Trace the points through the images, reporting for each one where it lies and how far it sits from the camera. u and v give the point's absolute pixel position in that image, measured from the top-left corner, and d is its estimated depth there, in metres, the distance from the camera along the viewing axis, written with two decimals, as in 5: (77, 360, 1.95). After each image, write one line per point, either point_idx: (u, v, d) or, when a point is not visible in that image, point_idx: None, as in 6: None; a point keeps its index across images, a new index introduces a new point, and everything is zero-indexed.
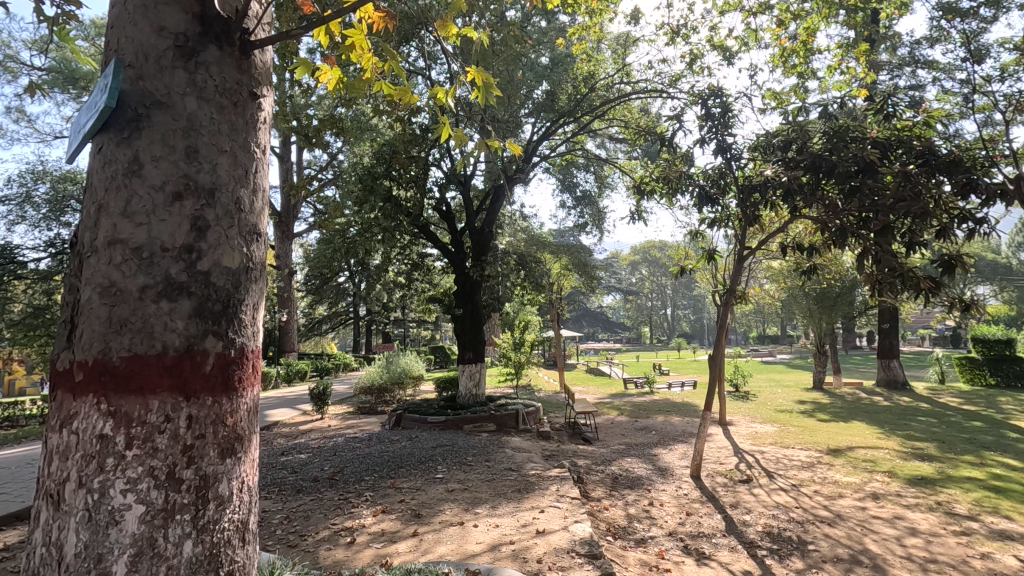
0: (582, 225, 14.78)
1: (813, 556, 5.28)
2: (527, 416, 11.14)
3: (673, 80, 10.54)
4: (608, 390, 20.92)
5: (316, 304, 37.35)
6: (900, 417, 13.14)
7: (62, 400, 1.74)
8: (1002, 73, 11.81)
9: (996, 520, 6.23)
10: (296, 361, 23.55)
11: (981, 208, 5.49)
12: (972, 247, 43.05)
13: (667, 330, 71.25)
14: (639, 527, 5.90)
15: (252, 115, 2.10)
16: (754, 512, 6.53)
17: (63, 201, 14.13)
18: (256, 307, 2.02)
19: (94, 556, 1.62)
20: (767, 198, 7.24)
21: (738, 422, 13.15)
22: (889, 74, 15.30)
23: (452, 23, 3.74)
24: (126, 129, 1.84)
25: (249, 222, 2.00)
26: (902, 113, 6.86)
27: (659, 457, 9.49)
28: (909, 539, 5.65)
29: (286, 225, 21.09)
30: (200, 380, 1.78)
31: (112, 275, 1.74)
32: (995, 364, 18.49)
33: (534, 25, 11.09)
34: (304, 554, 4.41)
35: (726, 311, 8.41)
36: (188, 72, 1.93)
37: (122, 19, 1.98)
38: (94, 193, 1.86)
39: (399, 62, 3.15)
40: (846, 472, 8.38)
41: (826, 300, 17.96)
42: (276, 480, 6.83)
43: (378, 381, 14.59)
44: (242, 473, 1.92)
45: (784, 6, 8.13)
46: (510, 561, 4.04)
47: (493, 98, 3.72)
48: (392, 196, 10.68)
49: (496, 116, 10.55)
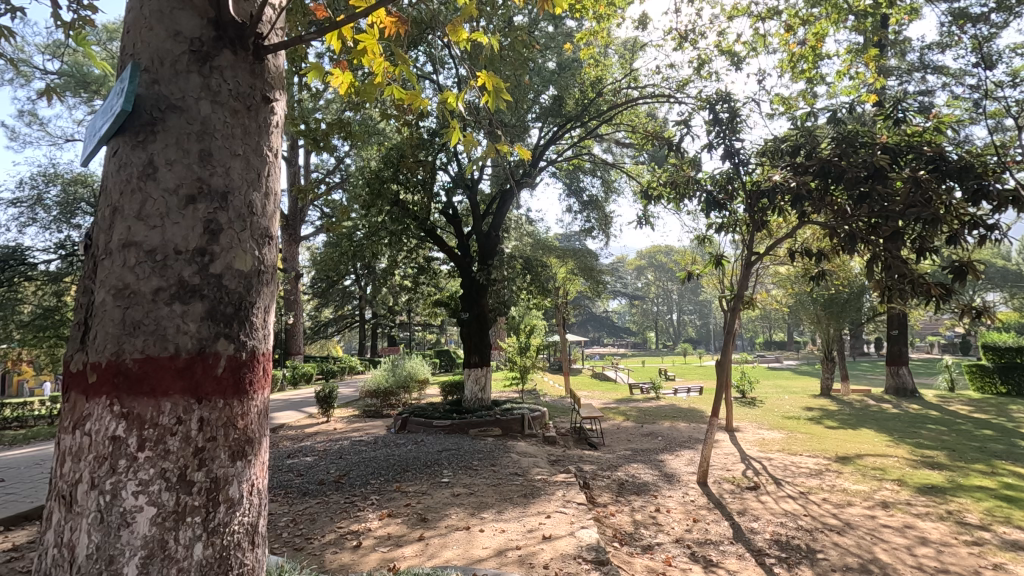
0: (588, 229, 14.81)
1: (822, 565, 5.22)
2: (532, 421, 11.12)
3: (681, 85, 10.52)
4: (613, 395, 20.81)
5: (322, 308, 37.49)
6: (910, 424, 13.02)
7: (74, 402, 1.75)
8: (1014, 78, 11.73)
9: (1009, 530, 6.13)
10: (302, 363, 23.65)
11: (992, 214, 5.43)
12: (981, 253, 42.74)
13: (673, 335, 71.13)
14: (646, 533, 5.86)
15: (265, 119, 2.11)
16: (762, 519, 6.47)
17: (75, 203, 14.30)
18: (267, 311, 2.03)
19: (105, 558, 1.63)
20: (776, 203, 7.04)
21: (745, 428, 13.09)
22: (897, 80, 15.31)
23: (462, 28, 3.75)
24: (141, 133, 1.85)
25: (260, 225, 2.02)
26: (912, 118, 6.81)
27: (665, 463, 9.44)
28: (919, 548, 5.60)
29: (293, 229, 21.16)
30: (212, 382, 1.79)
31: (126, 278, 1.75)
32: (1007, 372, 18.28)
33: (542, 30, 11.12)
34: (310, 558, 4.41)
35: (734, 317, 8.33)
36: (202, 77, 1.94)
37: (138, 24, 2.00)
38: (109, 196, 1.87)
39: (410, 67, 3.13)
40: (855, 480, 8.31)
41: (834, 306, 17.80)
42: (283, 483, 6.84)
43: (383, 384, 14.50)
44: (252, 476, 1.93)
45: (793, 11, 8.11)
46: (516, 567, 4.03)
47: (502, 104, 3.71)
48: (399, 200, 10.78)
49: (503, 120, 10.65)
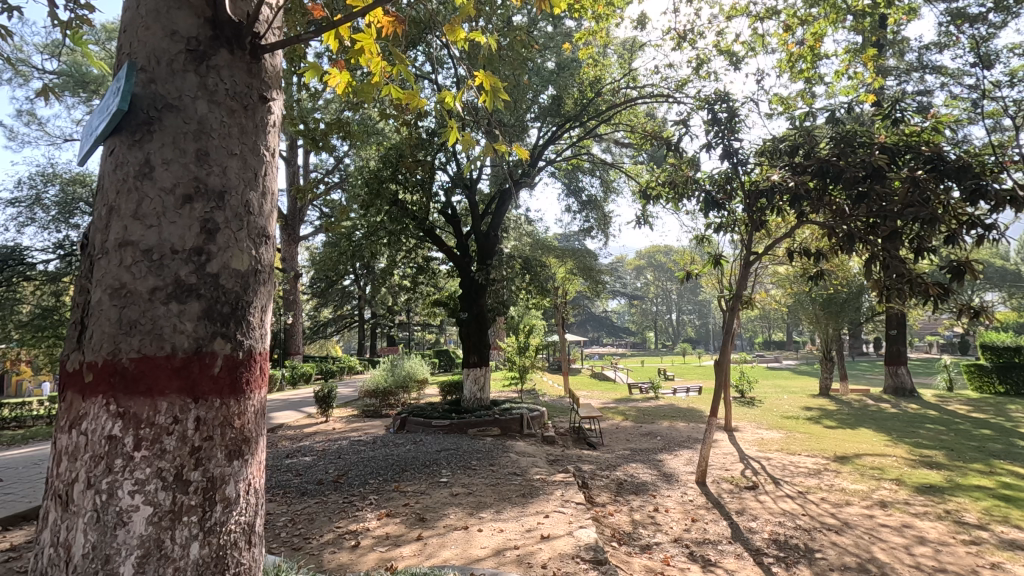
0: (587, 229, 14.81)
1: (820, 564, 5.23)
2: (531, 421, 11.12)
3: (680, 84, 10.52)
4: (613, 394, 20.84)
5: (321, 308, 37.46)
6: (909, 424, 13.04)
7: (71, 402, 1.75)
8: (1012, 78, 11.75)
9: (1006, 529, 6.15)
10: (301, 363, 23.66)
11: (989, 214, 5.45)
12: (980, 253, 42.78)
13: (673, 334, 71.17)
14: (644, 533, 5.87)
15: (262, 119, 2.11)
16: (760, 519, 6.49)
17: (74, 203, 14.28)
18: (264, 310, 2.03)
19: (101, 557, 1.62)
20: (774, 203, 7.05)
21: (744, 427, 13.09)
22: (896, 79, 15.31)
23: (460, 28, 3.74)
24: (138, 132, 1.85)
25: (258, 224, 2.02)
26: (910, 118, 6.81)
27: (664, 462, 9.45)
28: (917, 548, 5.60)
29: (292, 229, 21.15)
30: (209, 382, 1.79)
31: (123, 277, 1.75)
32: (1005, 371, 18.31)
33: (541, 30, 11.12)
34: (309, 557, 4.40)
35: (733, 317, 8.33)
36: (199, 76, 1.94)
37: (134, 24, 2.00)
38: (105, 195, 1.87)
39: (408, 66, 3.11)
40: (853, 480, 8.31)
41: (833, 305, 17.81)
42: (281, 483, 6.83)
43: (383, 384, 14.49)
44: (249, 475, 1.93)
45: (792, 11, 8.11)
46: (514, 566, 4.03)
47: (501, 103, 3.70)
48: (398, 199, 10.80)
49: (502, 120, 10.67)
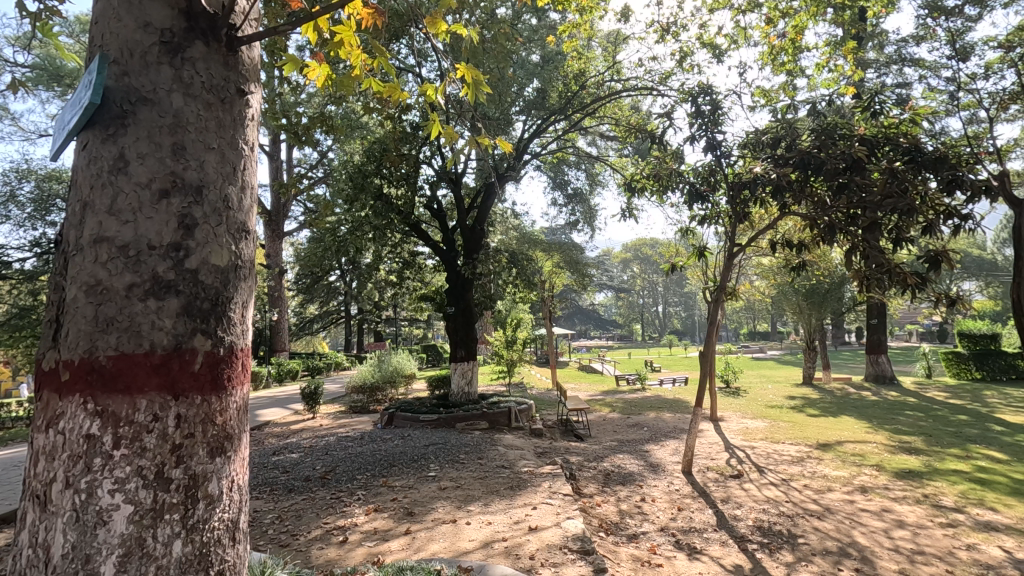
0: (573, 223, 14.82)
1: (802, 549, 5.33)
2: (518, 414, 11.18)
3: (664, 78, 10.57)
4: (602, 387, 20.98)
5: (307, 303, 37.11)
6: (889, 411, 13.35)
7: (47, 400, 1.72)
8: (988, 71, 11.95)
9: (982, 511, 6.33)
10: (288, 361, 23.43)
11: (966, 204, 5.57)
12: (959, 244, 43.13)
13: (660, 327, 71.96)
14: (631, 522, 5.93)
15: (240, 112, 2.09)
16: (744, 507, 6.58)
17: (48, 200, 13.95)
18: (245, 306, 2.02)
19: (82, 557, 1.61)
20: (757, 194, 7.17)
21: (730, 417, 13.25)
22: (876, 72, 15.54)
23: (442, 20, 3.58)
24: (111, 127, 1.81)
25: (237, 219, 2.00)
26: (888, 111, 6.89)
27: (651, 453, 9.56)
28: (896, 532, 5.74)
29: (276, 224, 20.93)
30: (189, 379, 1.77)
31: (98, 274, 1.72)
32: (981, 358, 18.70)
33: (525, 23, 10.98)
34: (296, 554, 4.39)
35: (717, 308, 8.32)
36: (173, 68, 1.91)
37: (106, 15, 1.95)
38: (79, 190, 1.83)
39: (388, 59, 2.98)
40: (835, 466, 8.47)
41: (815, 296, 18.04)
42: (268, 479, 6.80)
43: (370, 379, 14.48)
44: (231, 472, 1.91)
45: (773, 5, 8.13)
46: (502, 558, 4.06)
47: (485, 94, 3.55)
48: (382, 194, 10.68)
49: (486, 114, 10.75)
